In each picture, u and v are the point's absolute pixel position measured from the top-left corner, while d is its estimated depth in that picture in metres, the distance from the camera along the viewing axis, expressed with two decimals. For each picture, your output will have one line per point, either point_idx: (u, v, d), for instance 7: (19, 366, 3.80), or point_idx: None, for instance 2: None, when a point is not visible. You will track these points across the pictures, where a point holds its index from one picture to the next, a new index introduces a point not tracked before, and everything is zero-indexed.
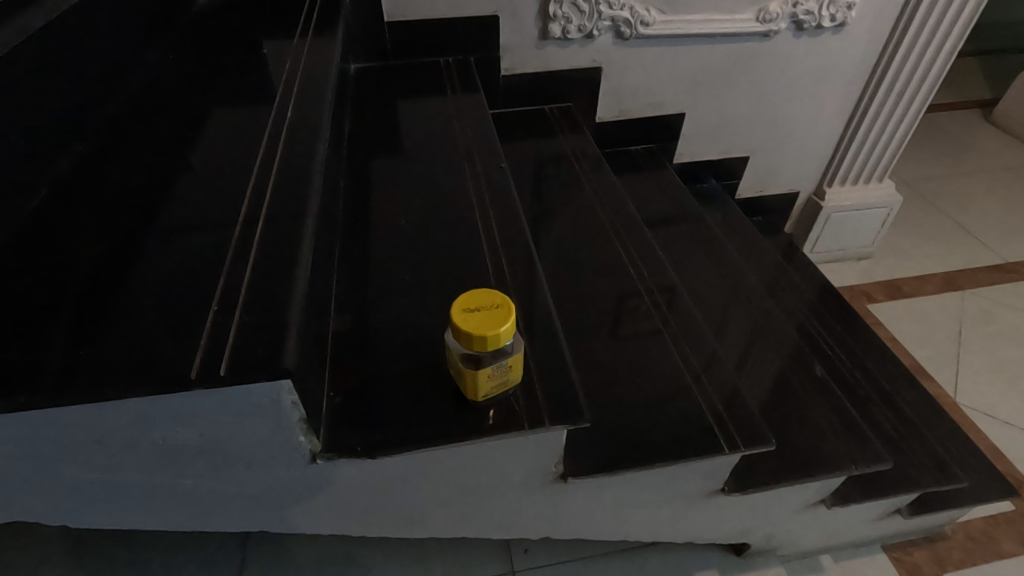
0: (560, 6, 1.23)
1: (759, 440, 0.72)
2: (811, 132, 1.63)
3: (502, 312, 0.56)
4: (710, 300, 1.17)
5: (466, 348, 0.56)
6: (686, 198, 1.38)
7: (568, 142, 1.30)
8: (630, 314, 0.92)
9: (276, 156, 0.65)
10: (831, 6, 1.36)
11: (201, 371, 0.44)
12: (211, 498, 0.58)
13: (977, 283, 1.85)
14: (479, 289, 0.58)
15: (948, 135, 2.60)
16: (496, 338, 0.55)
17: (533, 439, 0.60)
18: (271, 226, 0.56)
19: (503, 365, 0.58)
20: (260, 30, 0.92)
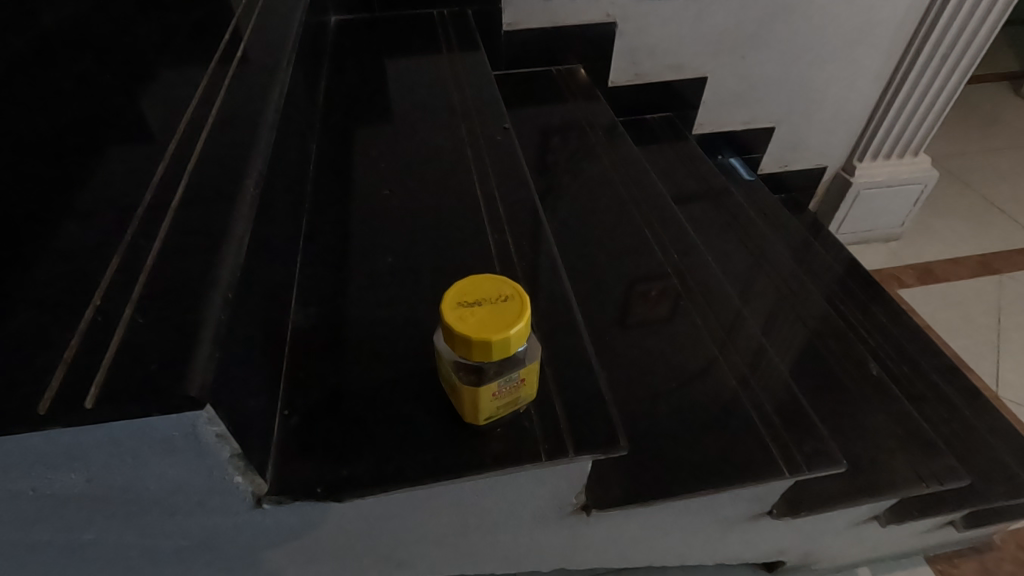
0: None
1: (830, 461, 0.60)
2: (843, 99, 1.48)
3: (512, 307, 0.43)
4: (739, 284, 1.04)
5: (463, 358, 0.43)
6: (709, 171, 1.24)
7: (578, 108, 1.16)
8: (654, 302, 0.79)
9: (212, 111, 0.52)
10: None
11: (64, 390, 0.32)
12: (118, 555, 0.45)
13: (1015, 265, 1.72)
14: (479, 276, 0.45)
15: (976, 109, 2.44)
16: (505, 343, 0.42)
17: (549, 471, 0.48)
18: (193, 198, 0.43)
19: (513, 378, 0.45)
20: None
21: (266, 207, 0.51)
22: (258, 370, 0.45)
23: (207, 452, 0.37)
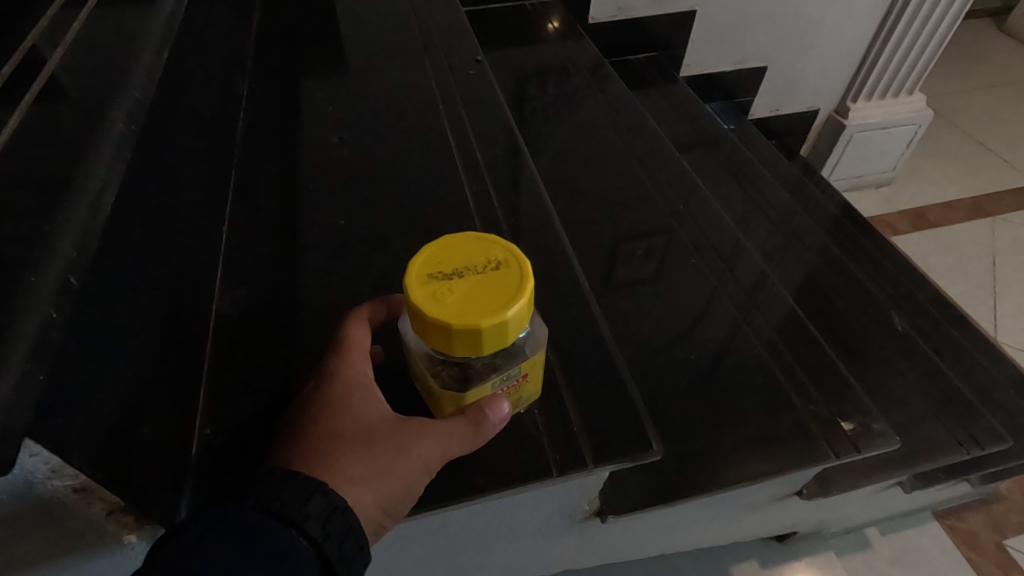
0: None
1: (877, 439, 0.55)
2: (839, 32, 1.37)
3: (506, 280, 0.33)
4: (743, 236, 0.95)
5: (443, 352, 0.33)
6: (702, 114, 1.13)
7: (557, 48, 1.03)
8: (655, 260, 0.70)
9: (74, 28, 0.40)
10: None
11: None
12: None
13: (1007, 207, 1.66)
14: (458, 235, 0.35)
15: (964, 48, 2.36)
16: (500, 330, 0.32)
17: (564, 485, 0.44)
18: (26, 137, 0.32)
19: (512, 376, 0.38)
20: None
21: (155, 162, 0.39)
22: (149, 374, 0.34)
23: (34, 506, 0.28)
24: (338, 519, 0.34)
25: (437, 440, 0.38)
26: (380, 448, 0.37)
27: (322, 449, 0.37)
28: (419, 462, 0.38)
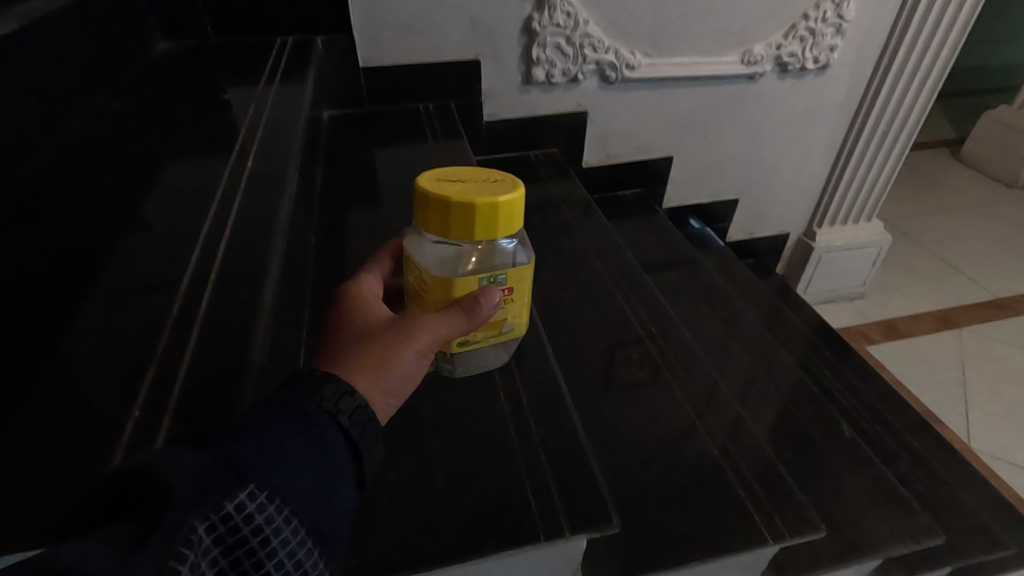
0: (544, 50, 1.17)
1: (808, 527, 0.66)
2: (799, 172, 1.60)
3: (498, 185, 0.50)
4: (706, 343, 1.10)
5: (446, 225, 0.48)
6: (678, 240, 1.34)
7: (557, 187, 1.25)
8: (630, 363, 0.85)
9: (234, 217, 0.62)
10: (814, 49, 1.33)
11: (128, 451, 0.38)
12: None
13: (972, 320, 1.81)
14: (468, 169, 0.53)
15: (925, 175, 2.63)
16: (490, 207, 0.47)
17: (550, 552, 0.55)
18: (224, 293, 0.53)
19: (502, 285, 0.53)
20: (227, 89, 0.89)
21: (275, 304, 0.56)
22: None
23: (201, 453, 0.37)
24: (347, 401, 0.42)
25: (426, 329, 0.50)
26: (380, 350, 0.49)
27: (338, 357, 0.48)
28: (413, 347, 0.50)
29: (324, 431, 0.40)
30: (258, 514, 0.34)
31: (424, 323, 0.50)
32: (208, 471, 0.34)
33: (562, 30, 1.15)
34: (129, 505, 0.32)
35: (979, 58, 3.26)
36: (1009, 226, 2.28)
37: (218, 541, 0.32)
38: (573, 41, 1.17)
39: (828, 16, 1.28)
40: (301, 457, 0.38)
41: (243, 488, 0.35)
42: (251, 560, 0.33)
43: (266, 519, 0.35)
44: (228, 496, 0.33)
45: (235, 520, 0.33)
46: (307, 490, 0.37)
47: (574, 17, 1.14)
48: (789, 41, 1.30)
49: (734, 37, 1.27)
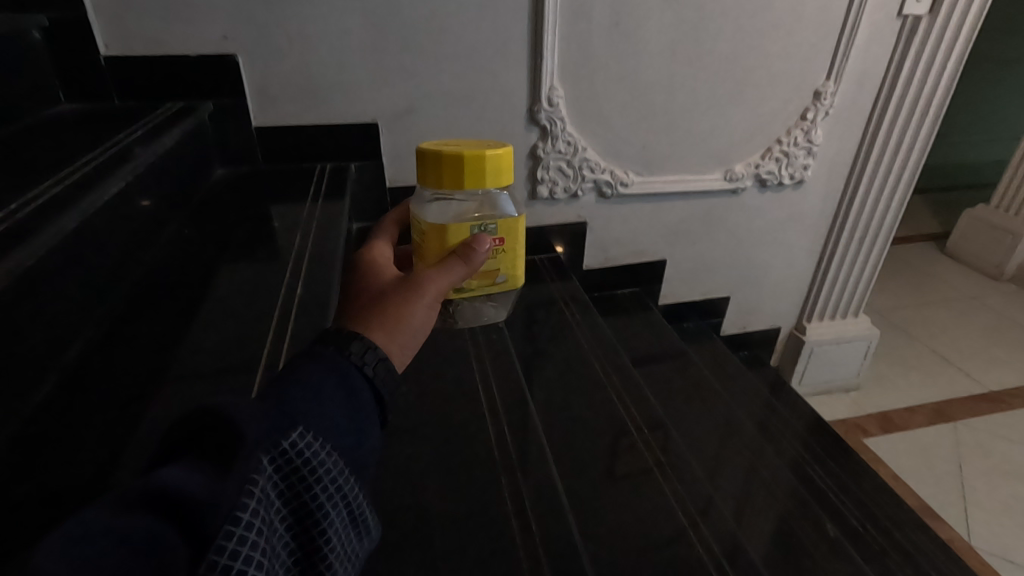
0: (547, 172, 1.33)
1: None
2: (785, 271, 1.72)
3: (484, 148, 0.66)
4: (699, 440, 1.17)
5: (442, 173, 0.64)
6: (670, 336, 1.45)
7: (558, 290, 1.37)
8: (624, 458, 0.94)
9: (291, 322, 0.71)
10: (789, 167, 1.49)
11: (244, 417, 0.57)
12: None
13: (964, 412, 1.86)
14: (466, 140, 0.70)
15: (911, 269, 2.75)
16: (475, 158, 0.63)
17: None
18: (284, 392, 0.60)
19: (494, 235, 0.68)
20: (274, 211, 1.03)
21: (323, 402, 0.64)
22: None
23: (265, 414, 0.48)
24: (370, 355, 0.50)
25: (430, 283, 0.61)
26: (395, 306, 0.59)
27: (360, 316, 0.58)
28: (423, 301, 0.60)
29: (354, 384, 0.48)
30: (309, 451, 0.41)
31: (426, 278, 0.61)
32: (263, 417, 0.39)
33: (563, 155, 1.32)
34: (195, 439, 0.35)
35: (958, 157, 3.47)
36: (995, 319, 2.38)
37: (277, 473, 0.39)
38: (572, 163, 1.34)
39: (799, 140, 1.45)
40: (335, 404, 0.45)
41: (294, 432, 0.40)
42: (302, 483, 0.40)
43: (315, 456, 0.41)
44: (283, 438, 0.40)
45: (291, 457, 0.40)
46: (344, 434, 0.44)
47: (574, 144, 1.31)
48: (765, 161, 1.47)
49: (716, 158, 1.44)
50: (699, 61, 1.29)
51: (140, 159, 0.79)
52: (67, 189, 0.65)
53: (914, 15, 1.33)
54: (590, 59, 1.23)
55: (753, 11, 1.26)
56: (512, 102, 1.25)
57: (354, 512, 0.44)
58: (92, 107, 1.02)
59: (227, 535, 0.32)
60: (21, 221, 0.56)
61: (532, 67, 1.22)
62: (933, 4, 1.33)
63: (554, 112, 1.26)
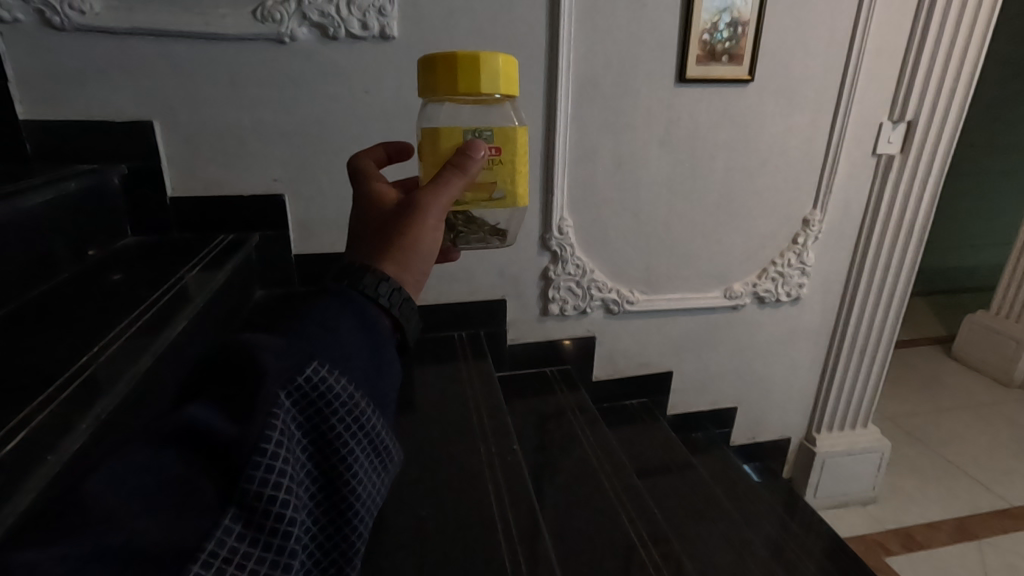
0: (558, 291, 1.44)
1: None
2: (790, 382, 1.76)
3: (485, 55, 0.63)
4: (711, 562, 1.16)
5: (436, 76, 0.62)
6: (679, 448, 1.47)
7: (567, 400, 1.42)
8: None
9: None
10: (786, 285, 1.59)
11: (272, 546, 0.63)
12: None
13: (989, 530, 1.80)
14: None
15: (922, 373, 2.74)
16: (470, 59, 0.60)
17: None
18: None
19: (490, 142, 0.62)
20: None
21: None
22: None
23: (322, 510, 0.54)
24: (384, 286, 0.50)
25: (428, 203, 0.59)
26: (399, 234, 0.59)
27: (370, 248, 0.59)
28: (425, 223, 0.59)
29: (370, 318, 0.46)
30: (328, 382, 0.40)
31: (422, 199, 0.59)
32: (277, 353, 0.40)
33: (573, 276, 1.43)
34: (218, 383, 0.39)
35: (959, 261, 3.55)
36: (1012, 428, 2.34)
37: (297, 408, 0.39)
38: (582, 283, 1.44)
39: (793, 261, 1.56)
40: (353, 336, 0.44)
41: (309, 364, 0.40)
42: (322, 409, 0.40)
43: (333, 387, 0.40)
44: (298, 371, 0.39)
45: (309, 390, 0.40)
46: (365, 366, 0.44)
47: (583, 267, 1.42)
48: (762, 280, 1.57)
49: (716, 277, 1.54)
50: (695, 193, 1.43)
51: (198, 298, 0.88)
52: (139, 332, 0.75)
53: (887, 154, 1.48)
54: (596, 193, 1.37)
55: (741, 151, 1.41)
56: (526, 230, 1.37)
57: (381, 443, 0.43)
58: (155, 240, 1.15)
59: (255, 466, 0.35)
60: (103, 369, 0.65)
61: (544, 200, 1.35)
62: (904, 145, 1.48)
63: (564, 238, 1.38)
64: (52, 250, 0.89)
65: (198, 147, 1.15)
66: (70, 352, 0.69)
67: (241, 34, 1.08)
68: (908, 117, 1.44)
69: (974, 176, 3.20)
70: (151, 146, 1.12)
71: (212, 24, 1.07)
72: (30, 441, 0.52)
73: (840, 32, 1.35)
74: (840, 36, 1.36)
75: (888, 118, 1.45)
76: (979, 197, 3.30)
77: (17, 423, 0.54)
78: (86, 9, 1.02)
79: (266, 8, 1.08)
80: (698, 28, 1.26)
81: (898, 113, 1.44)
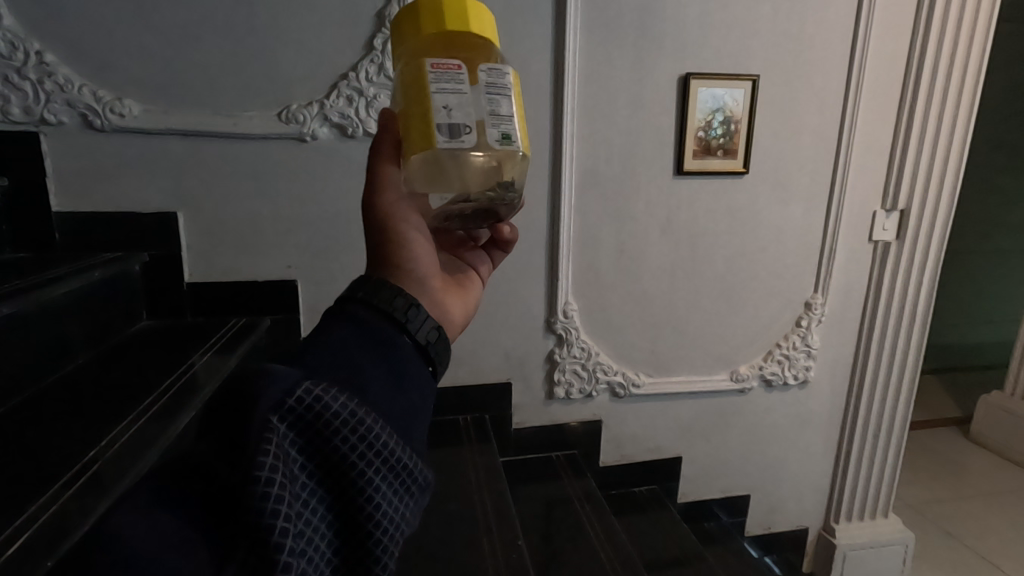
0: (563, 374, 1.44)
1: None
2: (804, 468, 1.71)
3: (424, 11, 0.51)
4: None
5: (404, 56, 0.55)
6: (690, 539, 1.41)
7: (574, 486, 1.38)
8: None
9: None
10: (792, 368, 1.59)
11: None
12: None
13: None
14: None
15: (941, 457, 2.63)
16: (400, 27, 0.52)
17: None
18: None
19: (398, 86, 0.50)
20: None
21: None
22: None
23: None
24: (401, 300, 0.44)
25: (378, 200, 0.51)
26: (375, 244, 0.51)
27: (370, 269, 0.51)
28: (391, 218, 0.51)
29: (386, 335, 0.42)
30: (329, 399, 0.35)
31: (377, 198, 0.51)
32: (271, 372, 0.36)
33: (578, 359, 1.44)
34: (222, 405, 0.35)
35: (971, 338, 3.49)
36: None
37: (295, 431, 0.35)
38: (587, 366, 1.45)
39: (798, 344, 1.56)
40: (367, 356, 0.40)
41: (305, 381, 0.36)
42: (329, 433, 0.35)
43: (334, 405, 0.35)
44: (291, 389, 0.35)
45: (307, 410, 0.35)
46: (381, 388, 0.39)
47: (588, 349, 1.43)
48: (768, 363, 1.56)
49: (721, 360, 1.54)
50: (697, 277, 1.46)
51: (207, 386, 0.89)
52: (145, 424, 0.75)
53: (884, 241, 1.52)
54: (600, 277, 1.41)
55: (740, 238, 1.46)
56: (531, 314, 1.39)
57: (406, 469, 0.37)
58: (168, 323, 1.18)
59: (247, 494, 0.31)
60: (109, 464, 0.65)
61: (549, 285, 1.38)
62: (899, 232, 1.52)
63: (569, 322, 1.40)
64: (70, 338, 0.92)
65: (218, 236, 1.21)
66: (78, 446, 0.69)
67: (266, 134, 1.16)
68: (900, 206, 1.49)
69: (974, 254, 3.23)
70: (173, 236, 1.18)
71: (239, 125, 1.15)
72: (31, 546, 0.52)
73: (827, 128, 1.43)
74: (828, 132, 1.43)
75: (881, 206, 1.50)
76: (983, 275, 3.30)
77: (18, 527, 0.54)
78: (125, 112, 1.11)
79: (290, 111, 1.16)
80: (693, 125, 1.35)
81: (890, 202, 1.49)
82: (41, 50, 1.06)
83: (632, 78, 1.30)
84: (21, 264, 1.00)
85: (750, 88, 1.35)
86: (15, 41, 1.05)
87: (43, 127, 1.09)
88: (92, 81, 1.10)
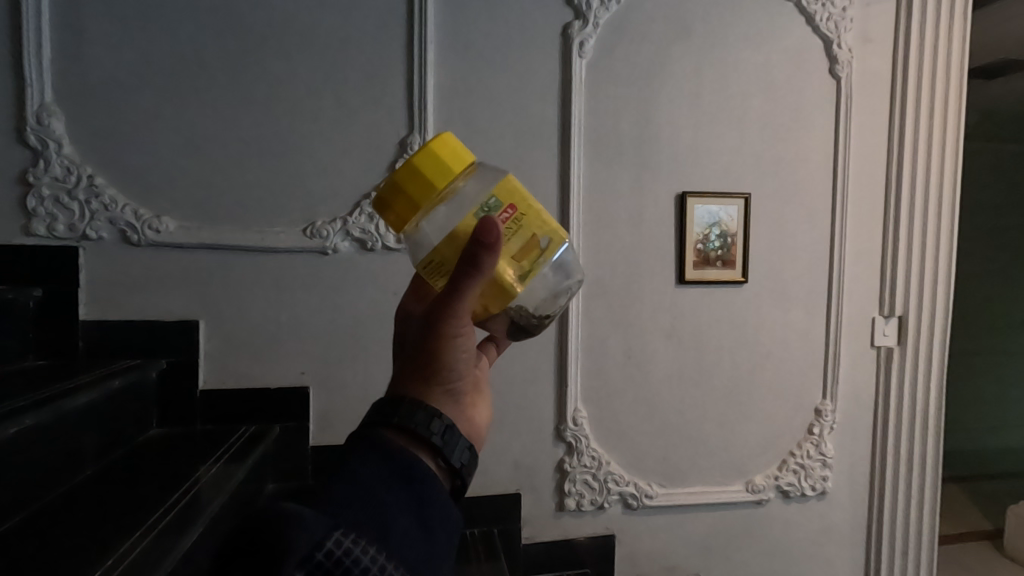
0: (574, 484, 1.40)
1: None
2: None
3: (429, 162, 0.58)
4: None
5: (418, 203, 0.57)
6: None
7: None
8: None
9: None
10: (809, 478, 1.54)
11: None
12: None
13: None
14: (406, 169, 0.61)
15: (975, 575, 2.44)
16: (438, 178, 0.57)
17: None
18: None
19: (499, 208, 0.57)
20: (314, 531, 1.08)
21: None
22: None
23: None
24: (437, 424, 0.54)
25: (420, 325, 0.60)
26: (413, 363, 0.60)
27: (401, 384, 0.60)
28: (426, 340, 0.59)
29: (413, 475, 0.49)
30: (354, 553, 0.41)
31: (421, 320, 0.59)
32: (305, 521, 0.41)
33: (589, 469, 1.41)
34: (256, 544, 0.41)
35: (993, 443, 3.35)
36: None
37: None
38: (598, 476, 1.41)
39: (812, 452, 1.54)
40: (393, 500, 0.46)
41: (335, 533, 0.42)
42: None
43: (360, 559, 0.41)
44: (321, 545, 0.40)
45: (332, 562, 0.40)
46: (403, 536, 0.45)
47: (599, 459, 1.41)
48: (783, 472, 1.52)
49: (736, 470, 1.50)
50: (704, 384, 1.47)
51: (214, 500, 0.87)
52: (155, 541, 0.74)
53: (885, 346, 1.55)
54: (608, 384, 1.42)
55: (744, 343, 1.48)
56: (540, 420, 1.39)
57: None
58: (178, 432, 1.18)
59: None
60: None
61: (558, 391, 1.39)
62: (900, 338, 1.55)
63: (579, 430, 1.39)
64: (82, 448, 0.92)
65: (236, 344, 1.24)
66: (78, 565, 0.68)
67: (291, 248, 1.24)
68: (898, 312, 1.53)
69: (975, 355, 3.23)
70: (192, 344, 1.21)
71: (267, 240, 1.23)
72: None
73: (819, 240, 1.51)
74: (820, 243, 1.51)
75: (879, 313, 1.55)
76: (990, 377, 3.26)
77: None
78: (162, 228, 1.18)
79: (314, 227, 1.24)
80: (692, 238, 1.42)
81: (888, 309, 1.54)
82: (92, 174, 1.16)
83: (633, 196, 1.40)
84: (43, 373, 1.03)
85: (743, 205, 1.45)
86: (70, 166, 1.15)
87: (83, 242, 1.17)
88: (134, 201, 1.19)
